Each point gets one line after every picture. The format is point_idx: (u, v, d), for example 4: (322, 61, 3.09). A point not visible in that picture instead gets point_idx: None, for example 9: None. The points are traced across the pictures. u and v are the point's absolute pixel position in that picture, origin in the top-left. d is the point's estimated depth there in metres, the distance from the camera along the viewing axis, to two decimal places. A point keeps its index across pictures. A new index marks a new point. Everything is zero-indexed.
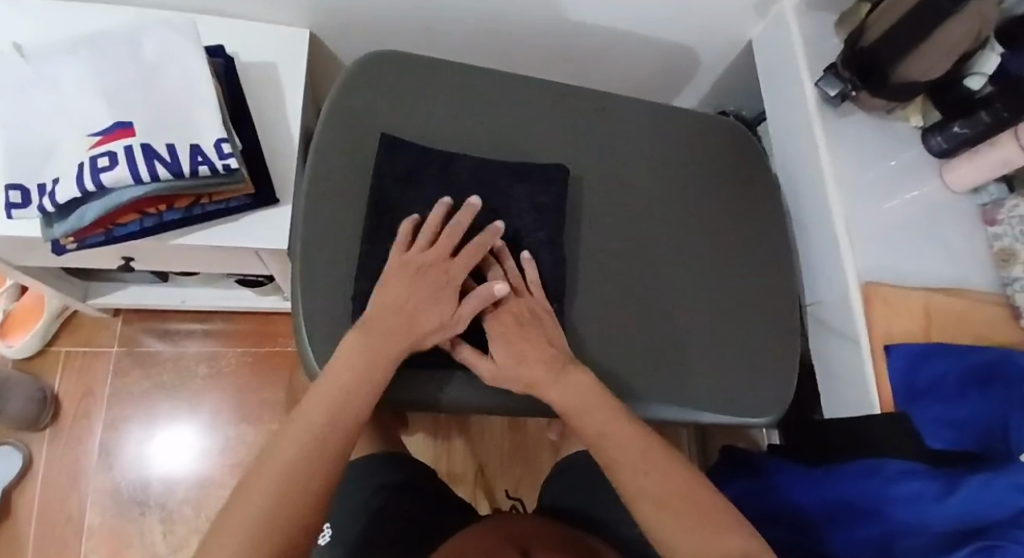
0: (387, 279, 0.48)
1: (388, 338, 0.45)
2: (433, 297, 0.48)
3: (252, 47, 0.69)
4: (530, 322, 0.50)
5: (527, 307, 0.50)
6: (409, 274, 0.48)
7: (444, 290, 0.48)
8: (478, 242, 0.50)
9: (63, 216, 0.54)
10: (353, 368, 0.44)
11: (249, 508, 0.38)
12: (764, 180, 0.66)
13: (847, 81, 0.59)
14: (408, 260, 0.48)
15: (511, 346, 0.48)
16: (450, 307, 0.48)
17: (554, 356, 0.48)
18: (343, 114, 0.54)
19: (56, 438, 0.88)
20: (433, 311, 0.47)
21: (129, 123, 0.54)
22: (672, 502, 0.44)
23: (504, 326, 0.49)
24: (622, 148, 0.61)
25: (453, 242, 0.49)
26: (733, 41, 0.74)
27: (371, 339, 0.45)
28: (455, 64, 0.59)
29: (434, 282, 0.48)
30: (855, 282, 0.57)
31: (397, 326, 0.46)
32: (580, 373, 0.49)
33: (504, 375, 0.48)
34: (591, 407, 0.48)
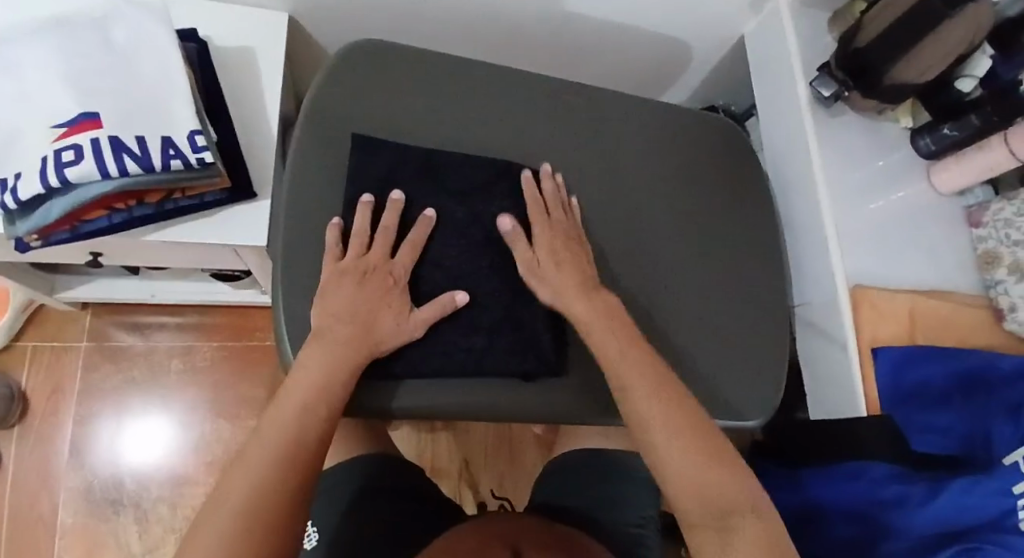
0: (326, 291, 0.45)
1: (345, 347, 0.44)
2: (382, 303, 0.46)
3: (227, 31, 0.65)
4: (578, 246, 0.52)
5: (574, 233, 0.53)
6: (351, 282, 0.46)
7: (392, 292, 0.47)
8: (417, 236, 0.49)
9: (25, 213, 0.51)
10: (314, 378, 0.42)
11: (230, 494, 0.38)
12: (754, 179, 0.65)
13: (840, 81, 0.58)
14: (348, 269, 0.46)
15: (555, 252, 0.50)
16: (404, 311, 0.47)
17: (590, 276, 0.50)
18: (326, 107, 0.52)
19: (24, 436, 0.85)
20: (385, 317, 0.46)
21: (96, 114, 0.51)
22: (691, 443, 0.43)
23: (557, 240, 0.51)
24: (614, 144, 0.59)
25: (389, 242, 0.48)
26: (724, 34, 0.73)
27: (324, 353, 0.43)
28: (442, 54, 0.56)
29: (381, 287, 0.47)
30: (844, 285, 0.57)
31: (351, 336, 0.44)
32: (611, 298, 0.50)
33: (540, 274, 0.50)
34: (613, 320, 0.49)
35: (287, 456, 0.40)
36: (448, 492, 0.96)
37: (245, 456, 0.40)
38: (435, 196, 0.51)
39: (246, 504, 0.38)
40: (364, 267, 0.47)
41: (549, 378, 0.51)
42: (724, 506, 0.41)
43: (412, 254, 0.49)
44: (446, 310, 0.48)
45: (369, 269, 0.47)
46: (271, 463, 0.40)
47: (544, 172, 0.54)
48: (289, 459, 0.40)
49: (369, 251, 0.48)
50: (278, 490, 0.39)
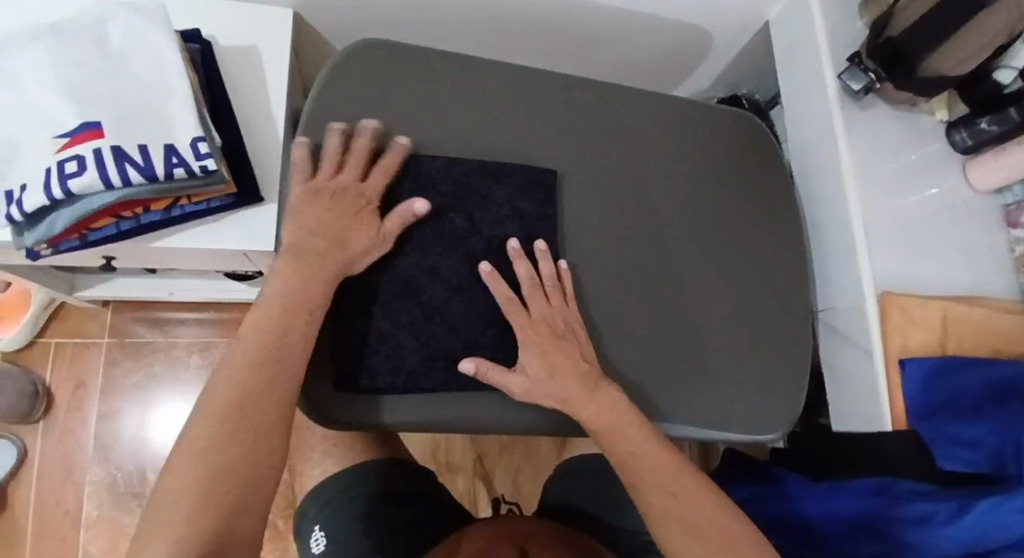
0: (299, 213, 0.45)
1: (293, 311, 0.42)
2: (350, 221, 0.45)
3: (232, 30, 0.64)
4: (565, 332, 0.48)
5: (566, 319, 0.49)
6: (324, 202, 0.45)
7: (364, 210, 0.46)
8: (388, 161, 0.48)
9: (32, 224, 0.51)
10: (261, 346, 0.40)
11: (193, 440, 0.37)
12: (776, 177, 0.62)
13: (872, 73, 0.55)
14: (319, 189, 0.46)
15: (545, 357, 0.47)
16: (373, 225, 0.46)
17: (588, 372, 0.47)
18: (327, 111, 0.50)
19: (50, 431, 0.87)
20: (357, 235, 0.45)
21: (98, 123, 0.50)
22: (697, 526, 0.44)
23: (542, 335, 0.47)
24: (628, 144, 0.57)
25: (359, 165, 0.47)
26: (748, 21, 0.69)
27: (294, 272, 0.43)
28: (446, 52, 0.54)
29: (349, 206, 0.46)
30: (872, 292, 0.55)
31: (300, 292, 0.42)
32: (614, 391, 0.47)
33: (536, 391, 0.46)
34: (623, 425, 0.46)
35: (236, 418, 0.39)
36: (462, 487, 0.97)
37: (197, 415, 0.39)
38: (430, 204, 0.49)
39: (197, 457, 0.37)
40: (335, 185, 0.46)
41: None
42: None
43: (388, 171, 0.47)
44: (407, 222, 0.47)
45: (340, 187, 0.46)
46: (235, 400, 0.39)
47: (512, 250, 0.50)
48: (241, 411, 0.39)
49: (344, 170, 0.47)
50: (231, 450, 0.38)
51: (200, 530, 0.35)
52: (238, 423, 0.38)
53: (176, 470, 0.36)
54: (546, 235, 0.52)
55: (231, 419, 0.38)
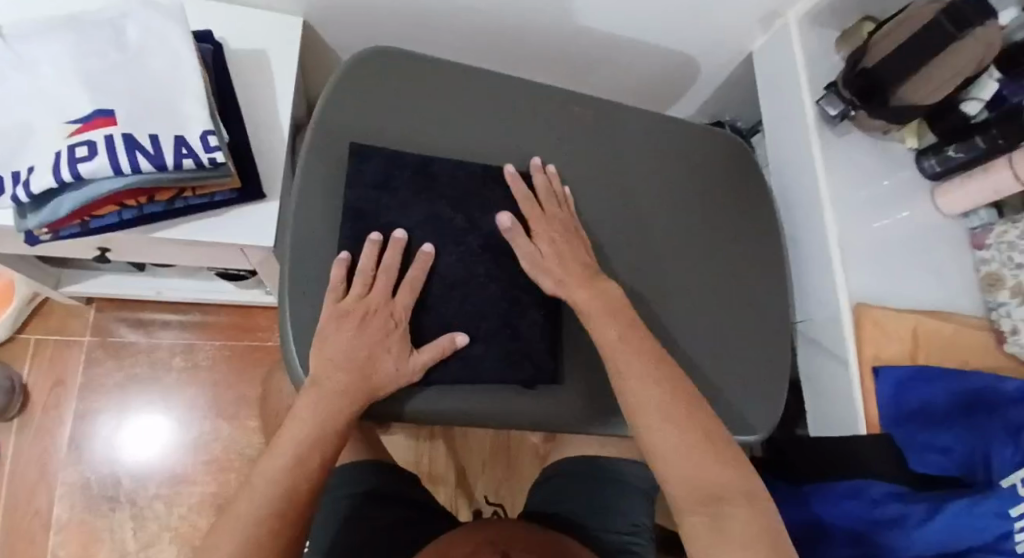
0: (324, 337, 0.45)
1: (327, 427, 0.45)
2: (379, 349, 0.46)
3: (243, 34, 0.66)
4: (574, 237, 0.53)
5: (570, 225, 0.54)
6: (352, 324, 0.45)
7: (391, 336, 0.47)
8: (414, 276, 0.48)
9: (36, 206, 0.51)
10: (294, 456, 0.44)
11: (242, 511, 0.42)
12: (760, 194, 0.65)
13: (848, 101, 0.59)
14: (347, 308, 0.46)
15: (554, 244, 0.52)
16: (404, 354, 0.46)
17: (592, 267, 0.52)
18: (337, 110, 0.52)
19: (23, 429, 0.85)
20: (384, 362, 0.46)
21: (111, 111, 0.52)
22: (680, 425, 0.46)
23: (554, 229, 0.53)
24: (620, 156, 0.60)
25: (389, 283, 0.48)
26: (734, 51, 0.74)
27: (328, 388, 0.44)
28: (450, 61, 0.57)
29: (380, 329, 0.46)
30: (847, 304, 0.57)
31: (335, 408, 0.45)
32: (610, 284, 0.52)
33: (543, 267, 0.51)
34: (614, 315, 0.50)
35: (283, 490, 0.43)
36: (443, 500, 0.96)
37: (246, 488, 0.43)
38: (428, 202, 0.51)
39: (248, 522, 0.41)
40: (365, 307, 0.46)
41: (545, 386, 0.51)
42: (708, 478, 0.45)
43: (417, 286, 0.48)
44: (443, 352, 0.47)
45: (370, 309, 0.46)
46: (281, 472, 0.43)
47: (535, 165, 0.55)
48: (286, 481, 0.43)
49: (373, 290, 0.47)
50: (277, 515, 0.42)
51: None
52: (286, 495, 0.43)
53: (225, 534, 0.41)
54: None
55: (279, 491, 0.43)
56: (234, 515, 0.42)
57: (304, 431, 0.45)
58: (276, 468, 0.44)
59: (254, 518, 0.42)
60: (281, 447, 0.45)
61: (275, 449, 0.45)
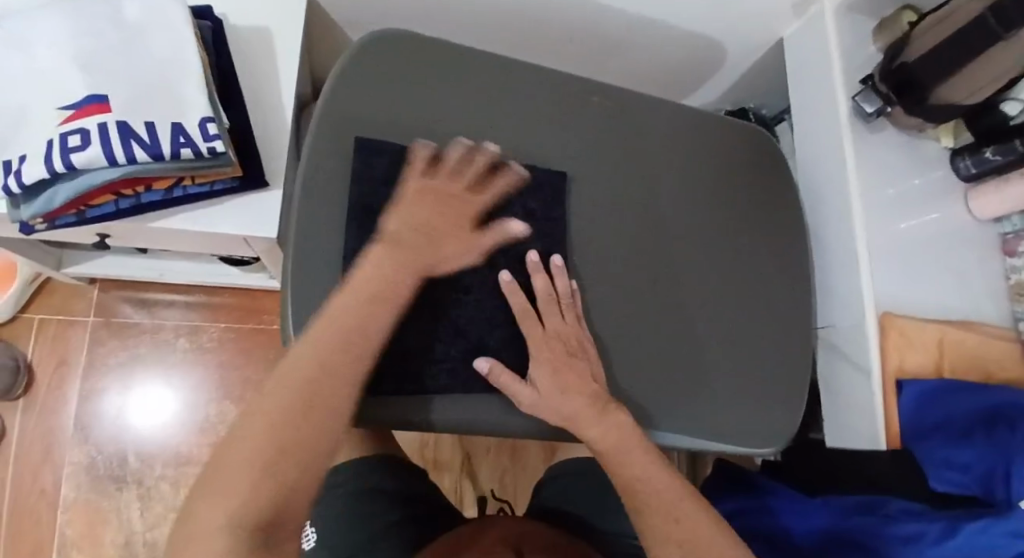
0: (402, 201, 0.47)
1: (366, 311, 0.41)
2: (450, 226, 0.47)
3: (244, 9, 0.63)
4: (578, 350, 0.48)
5: (577, 337, 0.48)
6: (430, 200, 0.47)
7: (465, 219, 0.48)
8: (500, 181, 0.50)
9: (29, 196, 0.49)
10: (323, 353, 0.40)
11: (270, 403, 0.38)
12: (785, 193, 0.62)
13: (884, 96, 0.55)
14: (429, 183, 0.48)
15: (556, 374, 0.46)
16: (471, 237, 0.48)
17: (598, 393, 0.46)
18: (344, 95, 0.49)
19: (29, 408, 0.85)
20: (451, 240, 0.47)
21: (103, 96, 0.49)
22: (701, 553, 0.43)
23: (557, 348, 0.47)
24: (641, 152, 0.57)
25: (475, 178, 0.49)
26: (762, 37, 0.70)
27: (395, 254, 0.44)
28: (464, 47, 0.53)
29: (455, 211, 0.48)
30: (871, 310, 0.56)
31: (390, 281, 0.43)
32: (621, 414, 0.46)
33: (544, 404, 0.45)
34: (628, 449, 0.46)
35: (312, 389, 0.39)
36: (447, 485, 0.96)
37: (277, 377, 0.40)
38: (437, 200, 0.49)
39: (271, 424, 0.38)
40: (448, 188, 0.48)
41: None
42: None
43: (500, 189, 0.50)
44: (503, 239, 0.49)
45: (452, 193, 0.48)
46: (311, 365, 0.39)
47: (529, 263, 0.49)
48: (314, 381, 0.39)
49: (458, 177, 0.49)
50: (302, 417, 0.38)
51: (258, 505, 0.35)
52: (310, 398, 0.39)
53: (248, 433, 0.37)
54: (552, 241, 0.51)
55: (305, 390, 0.39)
56: (259, 412, 0.38)
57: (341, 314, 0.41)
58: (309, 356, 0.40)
59: (288, 411, 0.38)
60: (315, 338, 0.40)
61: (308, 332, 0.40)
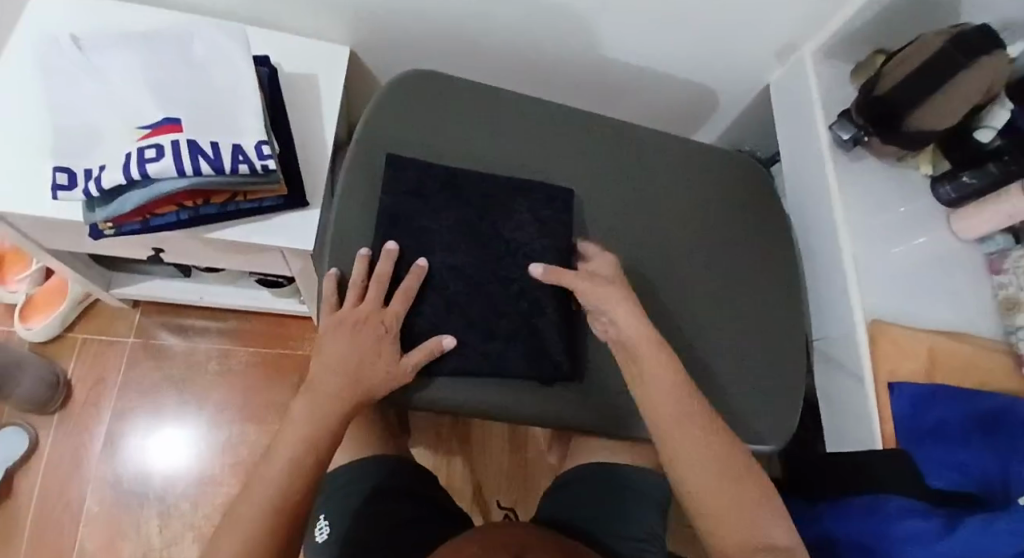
0: (324, 344, 0.49)
1: (320, 425, 0.46)
2: (373, 350, 0.49)
3: (295, 58, 0.72)
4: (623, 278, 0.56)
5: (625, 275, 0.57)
6: (347, 331, 0.49)
7: (384, 341, 0.49)
8: (408, 284, 0.51)
9: (104, 202, 0.56)
10: (299, 445, 0.45)
11: (241, 517, 0.41)
12: (777, 218, 0.68)
13: (861, 126, 0.61)
14: (339, 321, 0.50)
15: (607, 280, 0.54)
16: (394, 361, 0.49)
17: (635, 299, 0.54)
18: (375, 127, 0.57)
19: (63, 421, 0.89)
20: (375, 368, 0.48)
21: (177, 119, 0.57)
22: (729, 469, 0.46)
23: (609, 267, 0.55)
24: (640, 173, 0.63)
25: (381, 291, 0.50)
26: (752, 84, 0.77)
27: (322, 393, 0.47)
28: (480, 82, 0.61)
29: (371, 335, 0.49)
30: (863, 321, 0.59)
31: (332, 408, 0.47)
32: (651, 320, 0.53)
33: (592, 295, 0.52)
34: (654, 354, 0.50)
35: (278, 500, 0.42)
36: None
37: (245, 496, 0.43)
38: (456, 209, 0.55)
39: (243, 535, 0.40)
40: (356, 317, 0.50)
41: (566, 382, 0.54)
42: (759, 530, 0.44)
43: (409, 296, 0.51)
44: (432, 355, 0.49)
45: (363, 317, 0.50)
46: (279, 476, 0.43)
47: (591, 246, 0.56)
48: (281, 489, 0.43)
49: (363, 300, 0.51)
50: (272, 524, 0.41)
51: None
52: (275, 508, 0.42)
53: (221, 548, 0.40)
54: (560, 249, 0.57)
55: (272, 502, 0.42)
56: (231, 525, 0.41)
57: (300, 433, 0.46)
58: (276, 470, 0.43)
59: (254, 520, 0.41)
60: (281, 452, 0.45)
61: (274, 453, 0.45)
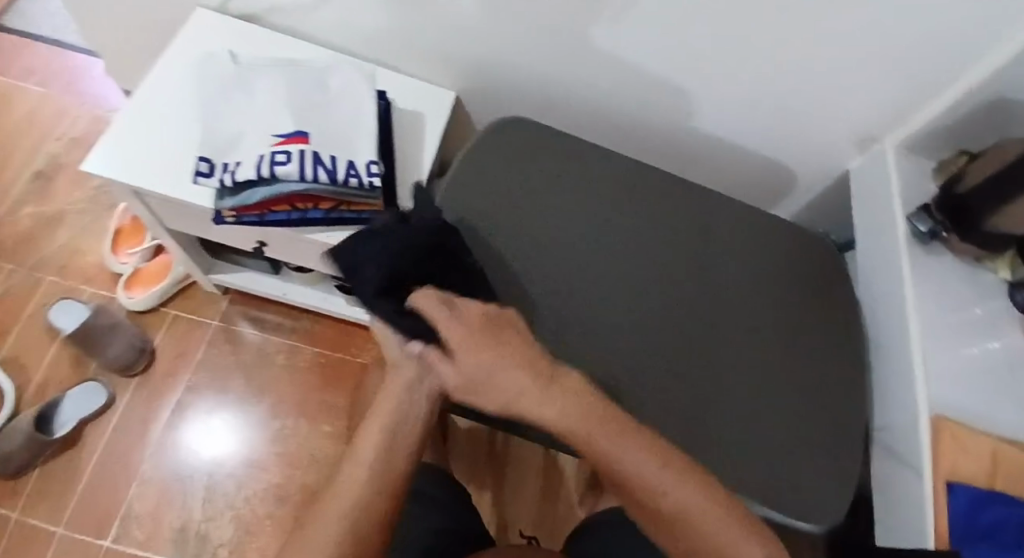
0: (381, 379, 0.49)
1: (391, 437, 0.44)
2: None
3: (410, 95, 0.81)
4: (500, 329, 0.43)
5: (500, 318, 0.44)
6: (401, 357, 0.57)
7: None
8: None
9: (234, 192, 0.63)
10: (372, 462, 0.42)
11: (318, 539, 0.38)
12: (841, 300, 0.68)
13: (940, 222, 0.62)
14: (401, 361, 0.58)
15: (478, 346, 0.41)
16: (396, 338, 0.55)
17: (533, 363, 0.42)
18: (470, 161, 0.66)
19: (141, 386, 0.97)
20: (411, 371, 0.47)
21: (306, 132, 0.65)
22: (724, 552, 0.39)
23: (464, 336, 0.42)
24: (700, 228, 0.67)
25: None
26: (834, 170, 0.79)
27: (386, 413, 0.45)
28: (562, 135, 0.70)
29: None
30: (925, 414, 0.57)
31: (401, 421, 0.45)
32: (569, 385, 0.42)
33: (472, 388, 0.42)
34: (594, 430, 0.41)
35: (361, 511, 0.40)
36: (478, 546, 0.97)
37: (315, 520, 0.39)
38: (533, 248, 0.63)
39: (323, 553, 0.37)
40: None
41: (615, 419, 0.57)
42: None
43: None
44: None
45: None
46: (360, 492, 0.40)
47: (428, 300, 0.44)
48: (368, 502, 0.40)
49: None
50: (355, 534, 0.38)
51: None
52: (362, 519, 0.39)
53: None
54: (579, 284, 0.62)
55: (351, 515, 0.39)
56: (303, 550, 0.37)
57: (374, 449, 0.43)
58: (354, 489, 0.40)
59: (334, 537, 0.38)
60: (351, 472, 0.41)
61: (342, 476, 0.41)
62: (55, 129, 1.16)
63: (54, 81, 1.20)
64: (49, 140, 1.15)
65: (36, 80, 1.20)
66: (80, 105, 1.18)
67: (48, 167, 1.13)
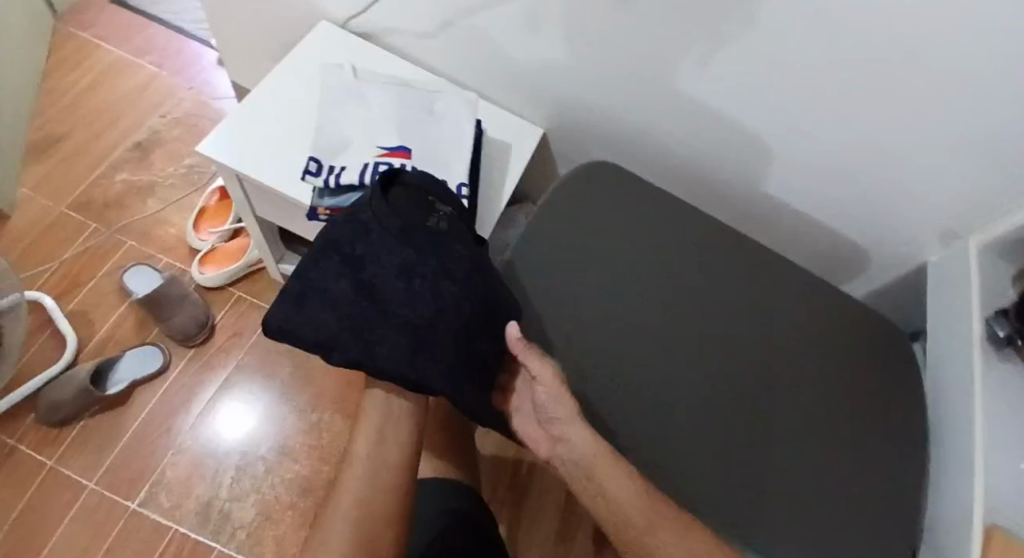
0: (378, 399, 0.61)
1: (385, 443, 0.58)
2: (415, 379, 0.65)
3: (503, 125, 0.85)
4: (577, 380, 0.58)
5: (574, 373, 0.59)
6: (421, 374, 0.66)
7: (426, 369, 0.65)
8: None
9: (333, 193, 0.68)
10: (366, 470, 0.56)
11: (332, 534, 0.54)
12: (903, 389, 0.67)
13: (1016, 328, 0.61)
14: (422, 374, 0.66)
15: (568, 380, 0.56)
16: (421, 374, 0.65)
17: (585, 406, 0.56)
18: (559, 198, 0.71)
19: (195, 358, 1.02)
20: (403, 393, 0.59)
21: (409, 148, 0.71)
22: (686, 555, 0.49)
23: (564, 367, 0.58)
24: (766, 293, 0.69)
25: None
26: (910, 257, 0.79)
27: (379, 426, 0.58)
28: (647, 185, 0.75)
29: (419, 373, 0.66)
30: (977, 519, 0.54)
31: (395, 429, 0.58)
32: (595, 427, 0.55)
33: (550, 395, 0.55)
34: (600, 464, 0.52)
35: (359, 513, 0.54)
36: None
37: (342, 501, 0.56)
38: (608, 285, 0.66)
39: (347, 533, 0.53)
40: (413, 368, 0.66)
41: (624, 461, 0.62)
42: None
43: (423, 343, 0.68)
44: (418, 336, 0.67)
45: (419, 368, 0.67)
46: (357, 496, 0.55)
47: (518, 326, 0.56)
48: (367, 504, 0.55)
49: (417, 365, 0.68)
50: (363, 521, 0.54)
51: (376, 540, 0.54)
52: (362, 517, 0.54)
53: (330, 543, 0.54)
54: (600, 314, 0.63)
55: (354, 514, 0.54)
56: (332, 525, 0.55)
57: (367, 459, 0.57)
58: (351, 499, 0.55)
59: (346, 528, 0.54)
60: (351, 480, 0.56)
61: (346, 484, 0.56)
62: (161, 106, 1.25)
63: (169, 63, 1.30)
64: (154, 115, 1.23)
65: (151, 60, 1.30)
66: (187, 88, 1.27)
67: (148, 139, 1.21)
